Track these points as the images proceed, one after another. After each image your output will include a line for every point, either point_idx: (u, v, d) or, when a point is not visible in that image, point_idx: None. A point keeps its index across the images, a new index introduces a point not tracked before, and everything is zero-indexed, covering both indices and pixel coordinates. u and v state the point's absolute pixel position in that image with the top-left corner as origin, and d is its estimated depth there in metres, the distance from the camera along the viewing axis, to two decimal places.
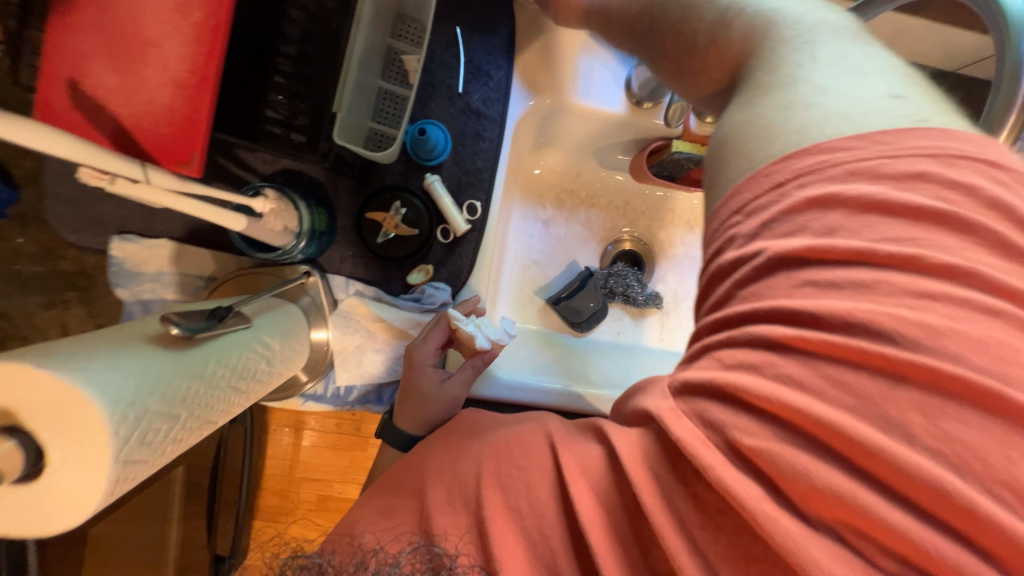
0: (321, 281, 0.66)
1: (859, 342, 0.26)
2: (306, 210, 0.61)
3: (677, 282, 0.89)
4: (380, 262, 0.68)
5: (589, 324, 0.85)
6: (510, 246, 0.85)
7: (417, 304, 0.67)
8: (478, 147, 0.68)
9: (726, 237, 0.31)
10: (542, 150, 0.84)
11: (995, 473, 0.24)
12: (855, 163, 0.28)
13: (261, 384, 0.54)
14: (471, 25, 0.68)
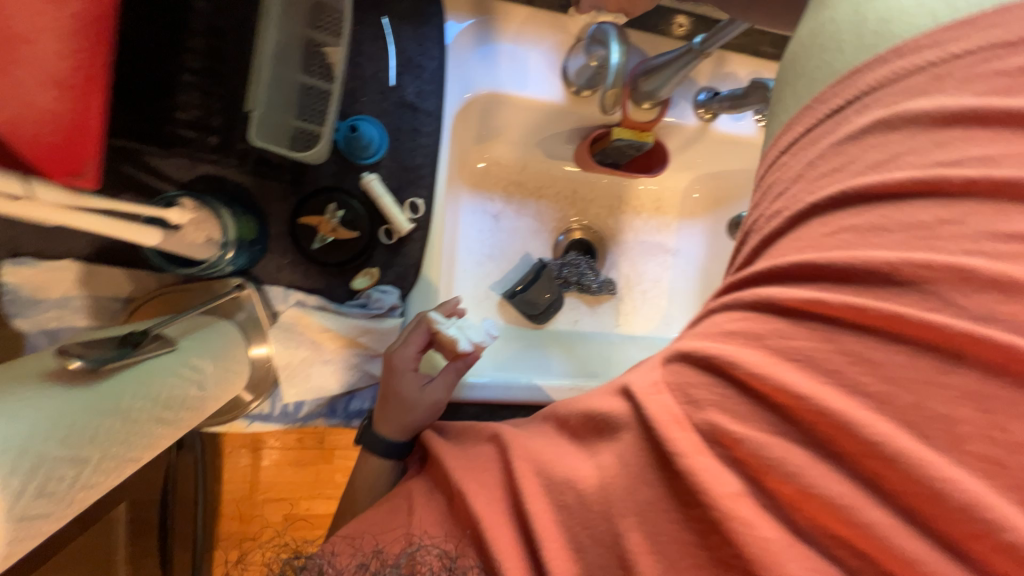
0: (256, 293, 0.63)
1: (847, 296, 0.29)
2: (231, 219, 0.56)
3: (629, 267, 0.91)
4: (320, 269, 0.64)
5: (546, 316, 0.85)
6: (461, 243, 0.83)
7: (364, 311, 0.64)
8: (416, 142, 0.65)
9: (775, 186, 0.35)
10: (485, 143, 0.82)
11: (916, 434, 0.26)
12: (936, 68, 0.30)
13: (193, 410, 0.50)
14: (399, 15, 0.65)
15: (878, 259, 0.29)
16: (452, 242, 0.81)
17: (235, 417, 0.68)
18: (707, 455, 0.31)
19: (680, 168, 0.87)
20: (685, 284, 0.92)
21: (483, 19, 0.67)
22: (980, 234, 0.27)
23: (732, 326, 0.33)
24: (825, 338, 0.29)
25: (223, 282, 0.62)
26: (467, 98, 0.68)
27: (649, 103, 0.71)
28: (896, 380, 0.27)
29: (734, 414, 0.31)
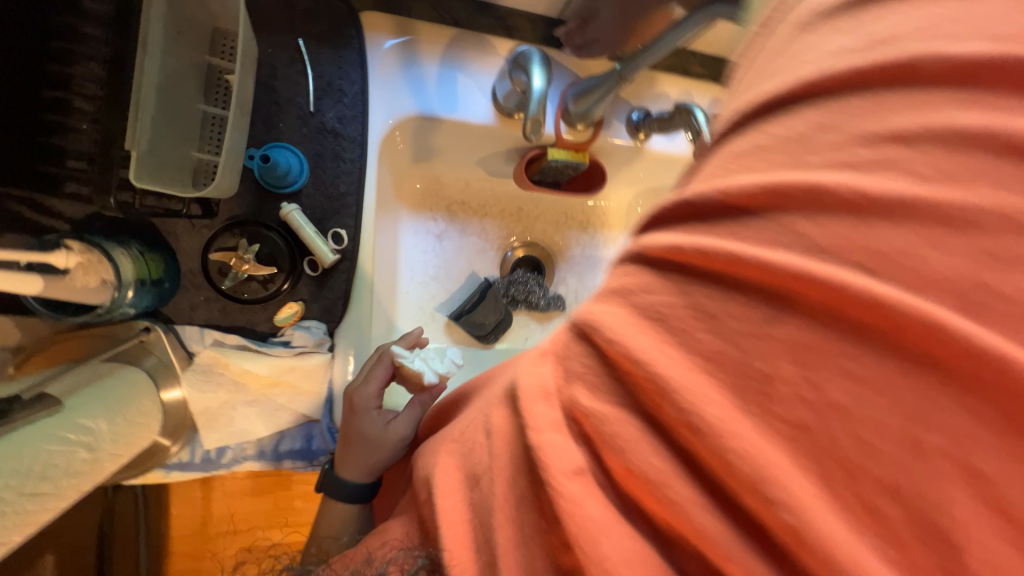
0: (168, 336, 0.62)
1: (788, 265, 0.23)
2: (129, 259, 0.55)
3: (577, 282, 0.91)
4: (240, 305, 0.63)
5: (495, 335, 0.84)
6: (403, 264, 0.81)
7: (287, 347, 0.65)
8: (339, 169, 0.66)
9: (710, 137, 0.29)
10: (422, 164, 0.80)
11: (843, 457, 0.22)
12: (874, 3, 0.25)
13: (85, 472, 0.53)
14: (316, 37, 0.66)
15: (733, 232, 0.25)
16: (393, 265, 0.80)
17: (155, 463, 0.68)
18: (576, 471, 0.27)
19: (623, 182, 0.87)
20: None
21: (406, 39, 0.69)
22: (822, 180, 0.23)
23: (608, 285, 0.28)
24: (683, 293, 0.25)
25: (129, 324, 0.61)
26: (390, 125, 0.69)
27: (584, 125, 0.72)
28: (731, 340, 0.24)
29: (597, 395, 0.27)
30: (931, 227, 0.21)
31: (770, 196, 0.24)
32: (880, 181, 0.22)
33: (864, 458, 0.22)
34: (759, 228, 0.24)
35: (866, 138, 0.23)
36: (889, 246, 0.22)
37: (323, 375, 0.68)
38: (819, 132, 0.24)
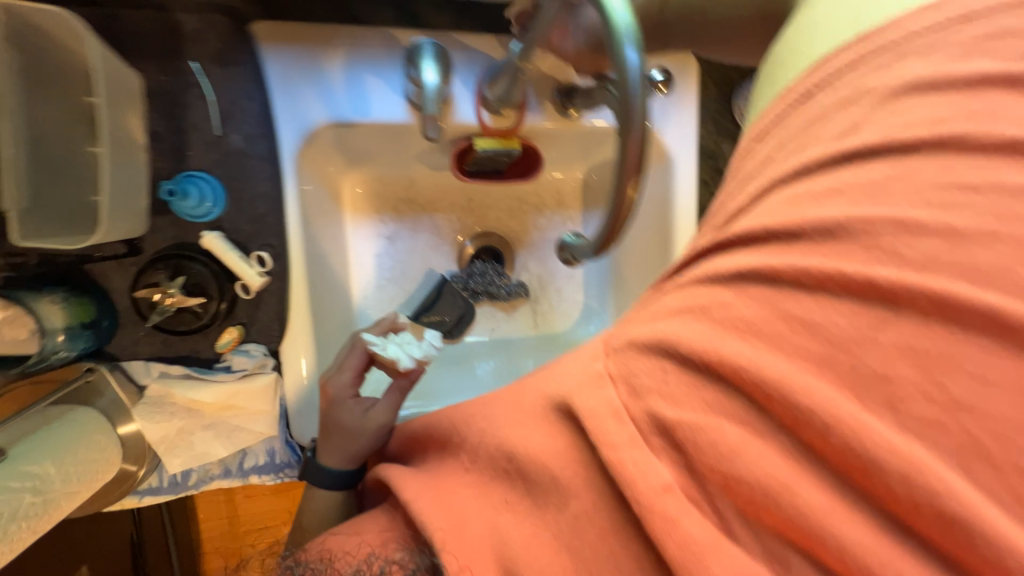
0: (112, 373, 0.60)
1: (852, 271, 0.26)
2: (49, 306, 0.53)
3: (539, 267, 0.86)
4: (178, 337, 0.61)
5: (459, 329, 0.80)
6: (356, 270, 0.78)
7: (229, 372, 0.62)
8: (255, 190, 0.61)
9: (776, 172, 0.32)
10: (358, 167, 0.76)
11: (966, 448, 0.23)
12: (902, 46, 0.29)
13: (33, 517, 0.52)
14: (210, 57, 0.59)
15: (812, 248, 0.27)
16: (342, 276, 0.77)
17: (123, 494, 0.64)
18: (666, 487, 0.26)
19: (573, 158, 0.82)
20: (598, 276, 0.87)
21: (303, 34, 0.59)
22: (912, 218, 0.26)
23: (677, 303, 0.30)
24: (769, 305, 0.27)
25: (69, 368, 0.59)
26: (307, 136, 0.60)
27: (508, 110, 0.64)
28: (842, 345, 0.25)
29: (684, 406, 0.27)
30: (1014, 249, 0.24)
31: (855, 222, 0.27)
32: (966, 219, 0.25)
33: (993, 445, 0.23)
34: (847, 248, 0.27)
35: (945, 186, 0.26)
36: (925, 257, 0.25)
37: (272, 394, 0.63)
38: (887, 181, 0.27)
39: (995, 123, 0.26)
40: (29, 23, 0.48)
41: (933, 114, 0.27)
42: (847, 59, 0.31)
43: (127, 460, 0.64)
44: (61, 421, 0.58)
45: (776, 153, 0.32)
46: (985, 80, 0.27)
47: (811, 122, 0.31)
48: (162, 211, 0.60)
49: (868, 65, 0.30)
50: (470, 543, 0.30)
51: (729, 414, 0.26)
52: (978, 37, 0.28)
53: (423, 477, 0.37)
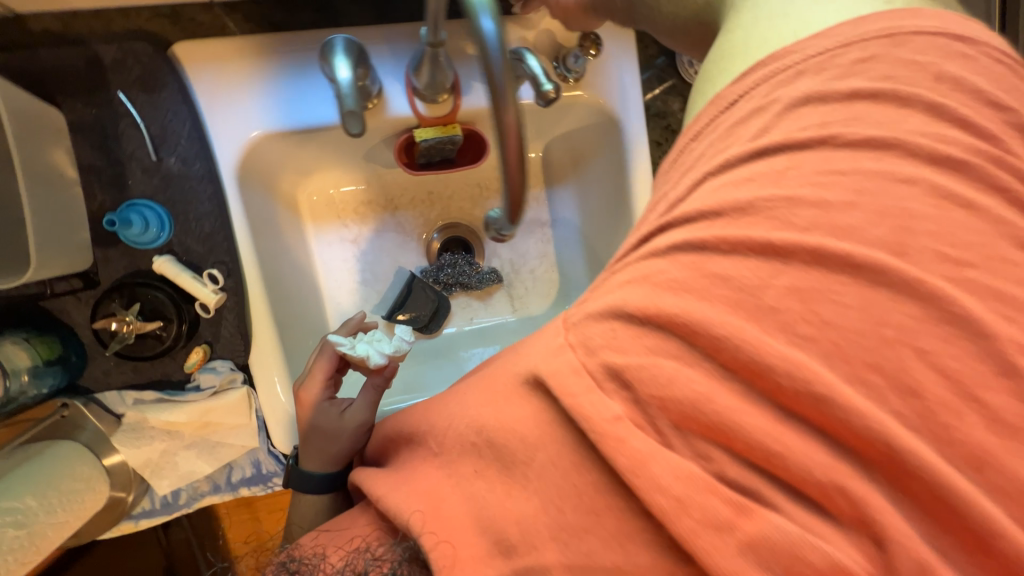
0: (85, 407, 0.58)
1: (759, 236, 0.33)
2: (13, 346, 0.53)
3: (511, 253, 0.90)
4: (143, 364, 0.59)
5: (435, 324, 0.86)
6: (324, 274, 0.83)
7: (200, 391, 0.60)
8: (196, 210, 0.59)
9: (705, 164, 0.38)
10: (316, 172, 0.79)
11: (840, 351, 0.30)
12: (801, 64, 0.37)
13: (17, 550, 0.54)
14: (132, 82, 0.56)
15: (734, 224, 0.34)
16: (314, 278, 0.81)
17: (116, 519, 0.64)
18: (615, 418, 0.33)
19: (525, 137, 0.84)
20: (571, 251, 0.91)
21: (219, 47, 0.58)
22: (800, 196, 0.34)
23: (627, 277, 0.37)
24: (697, 268, 0.34)
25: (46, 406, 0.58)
26: (238, 148, 0.58)
27: (444, 95, 0.62)
28: (748, 290, 0.33)
29: (628, 351, 0.34)
30: (864, 212, 0.32)
31: (765, 201, 0.34)
32: (838, 194, 0.33)
33: (858, 348, 0.30)
34: (756, 220, 0.34)
35: (826, 171, 0.34)
36: (808, 223, 0.33)
37: (248, 406, 0.62)
38: (787, 171, 0.34)
39: (858, 123, 0.34)
40: None
41: (820, 119, 0.35)
42: (764, 75, 0.38)
43: (116, 488, 0.63)
44: (41, 455, 0.59)
45: (710, 147, 0.39)
46: (856, 94, 0.35)
47: (732, 126, 0.38)
48: (110, 243, 0.57)
49: (776, 80, 0.37)
50: (451, 519, 0.36)
51: (673, 353, 0.33)
52: (854, 60, 0.36)
53: (394, 473, 0.42)
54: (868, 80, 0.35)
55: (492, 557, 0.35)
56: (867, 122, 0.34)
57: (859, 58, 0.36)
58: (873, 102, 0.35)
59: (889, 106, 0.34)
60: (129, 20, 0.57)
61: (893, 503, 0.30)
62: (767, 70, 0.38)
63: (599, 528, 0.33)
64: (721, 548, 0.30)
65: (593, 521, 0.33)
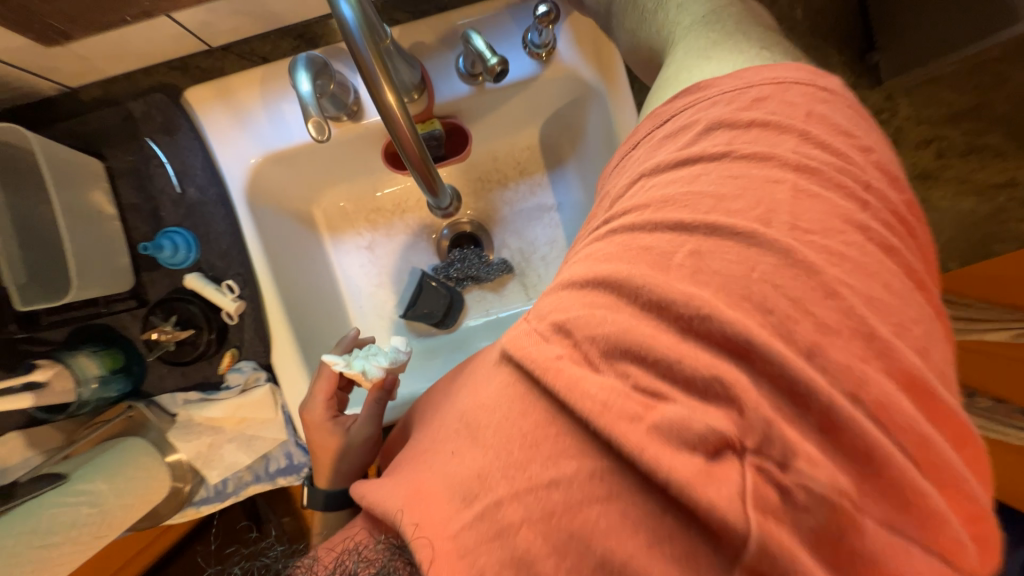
0: (149, 408, 0.68)
1: (671, 219, 0.38)
2: (85, 358, 0.63)
3: (519, 241, 0.94)
4: (187, 368, 0.68)
5: (450, 318, 0.91)
6: (345, 283, 0.89)
7: (232, 389, 0.68)
8: (215, 231, 0.68)
9: (636, 169, 0.44)
10: (333, 186, 0.86)
11: (732, 281, 0.35)
12: (711, 96, 0.42)
13: (90, 523, 0.63)
14: (156, 128, 0.66)
15: (655, 212, 0.39)
16: (336, 290, 0.88)
17: (179, 505, 0.72)
18: (559, 357, 0.36)
19: (521, 122, 0.88)
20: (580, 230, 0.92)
21: (222, 84, 0.66)
22: (701, 190, 0.38)
23: (575, 260, 0.42)
24: (625, 243, 0.39)
25: (114, 408, 0.68)
26: (242, 173, 0.68)
27: (417, 93, 0.68)
28: (659, 253, 0.37)
29: (570, 306, 0.38)
30: (755, 193, 0.37)
31: (675, 196, 0.39)
32: (734, 189, 0.38)
33: (743, 268, 0.35)
34: (666, 211, 0.38)
35: (725, 175, 0.38)
36: (709, 208, 0.37)
37: (274, 401, 0.69)
38: (695, 175, 0.39)
39: (755, 144, 0.39)
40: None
41: (723, 142, 0.40)
42: (689, 101, 0.43)
43: (175, 480, 0.71)
44: (111, 449, 0.67)
45: (643, 154, 0.45)
46: (753, 123, 0.40)
47: (661, 139, 0.43)
48: (151, 267, 0.67)
49: (701, 99, 0.43)
50: (427, 496, 0.37)
51: (597, 303, 0.37)
52: (754, 98, 0.41)
53: (385, 479, 0.42)
54: (757, 107, 0.40)
55: (458, 509, 0.36)
56: (756, 139, 0.39)
57: (756, 99, 0.41)
58: (765, 119, 0.40)
59: (772, 133, 0.39)
60: (150, 78, 0.66)
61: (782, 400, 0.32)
62: (688, 99, 0.43)
63: (540, 452, 0.35)
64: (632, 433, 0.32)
65: (534, 452, 0.35)
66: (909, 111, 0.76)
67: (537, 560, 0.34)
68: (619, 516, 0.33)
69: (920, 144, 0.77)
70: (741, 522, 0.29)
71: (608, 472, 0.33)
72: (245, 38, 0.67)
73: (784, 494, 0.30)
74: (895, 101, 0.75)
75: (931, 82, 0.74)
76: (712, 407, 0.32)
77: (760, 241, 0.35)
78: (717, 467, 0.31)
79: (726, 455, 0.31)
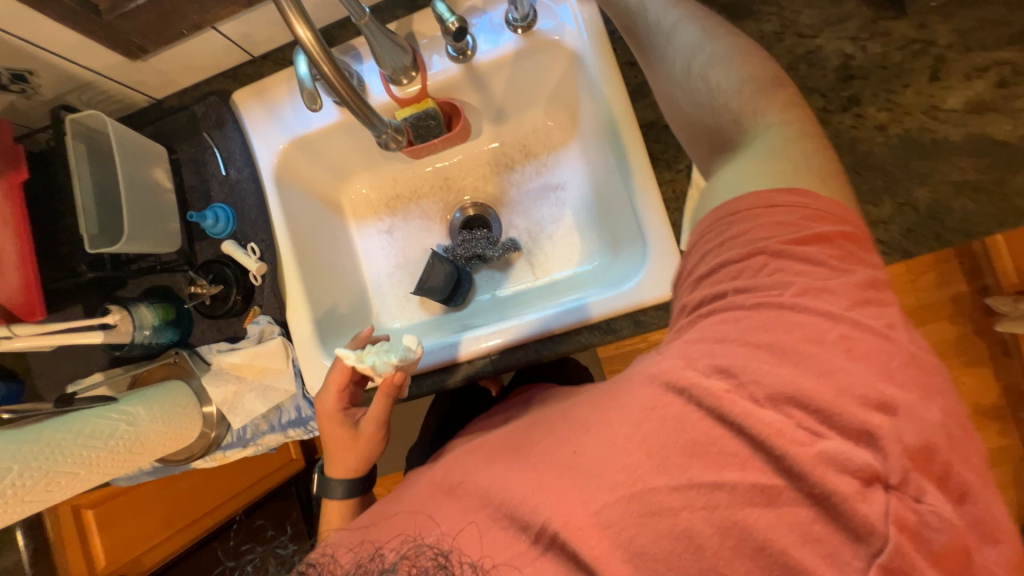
0: (191, 357, 0.79)
1: (794, 316, 0.44)
2: (144, 309, 0.75)
3: (526, 221, 0.95)
4: (223, 322, 0.80)
5: (459, 296, 0.93)
6: (368, 265, 0.96)
7: (252, 341, 0.77)
8: (249, 205, 0.80)
9: (747, 256, 0.47)
10: (358, 173, 0.94)
11: (846, 332, 0.44)
12: (818, 207, 0.48)
13: (125, 442, 0.67)
14: (211, 125, 0.81)
15: (777, 307, 0.45)
16: (357, 268, 0.95)
17: (209, 449, 0.80)
18: (731, 393, 0.43)
19: (524, 104, 0.91)
20: (587, 212, 0.91)
21: (262, 83, 0.80)
22: (806, 293, 0.45)
23: (698, 334, 0.47)
24: (748, 336, 0.44)
25: (163, 354, 0.79)
26: (275, 156, 0.80)
27: (409, 78, 0.76)
28: (774, 338, 0.44)
29: (702, 348, 0.46)
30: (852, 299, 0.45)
31: (791, 296, 0.45)
32: (840, 299, 0.45)
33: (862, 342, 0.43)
34: (787, 308, 0.45)
35: (837, 287, 0.45)
36: (825, 306, 0.44)
37: (285, 353, 0.78)
38: (810, 286, 0.45)
39: (848, 259, 0.47)
40: (85, 125, 0.68)
41: (820, 248, 0.47)
42: (803, 205, 0.48)
43: (204, 427, 0.79)
44: (162, 383, 0.78)
45: (756, 231, 0.48)
46: (846, 239, 0.48)
47: (777, 229, 0.47)
48: (201, 238, 0.80)
49: (808, 207, 0.48)
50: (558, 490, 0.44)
51: (732, 352, 0.44)
52: (846, 225, 0.48)
53: (497, 470, 0.48)
54: (845, 225, 0.48)
55: (600, 497, 0.43)
56: (848, 257, 0.47)
57: (846, 235, 0.48)
58: (846, 233, 0.48)
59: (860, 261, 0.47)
60: (210, 87, 0.83)
61: (773, 358, 0.43)
62: (790, 203, 0.48)
63: (705, 467, 0.42)
64: (815, 463, 0.41)
65: (693, 459, 0.42)
66: (953, 37, 0.64)
67: (700, 536, 0.41)
68: (776, 519, 0.41)
69: (974, 72, 0.64)
70: (770, 434, 0.42)
71: (770, 487, 0.41)
72: (278, 47, 0.80)
73: (931, 527, 0.40)
74: (931, 29, 0.65)
75: (975, 2, 0.64)
76: (890, 458, 0.40)
77: (886, 339, 0.43)
78: (870, 492, 0.40)
79: (875, 486, 0.40)
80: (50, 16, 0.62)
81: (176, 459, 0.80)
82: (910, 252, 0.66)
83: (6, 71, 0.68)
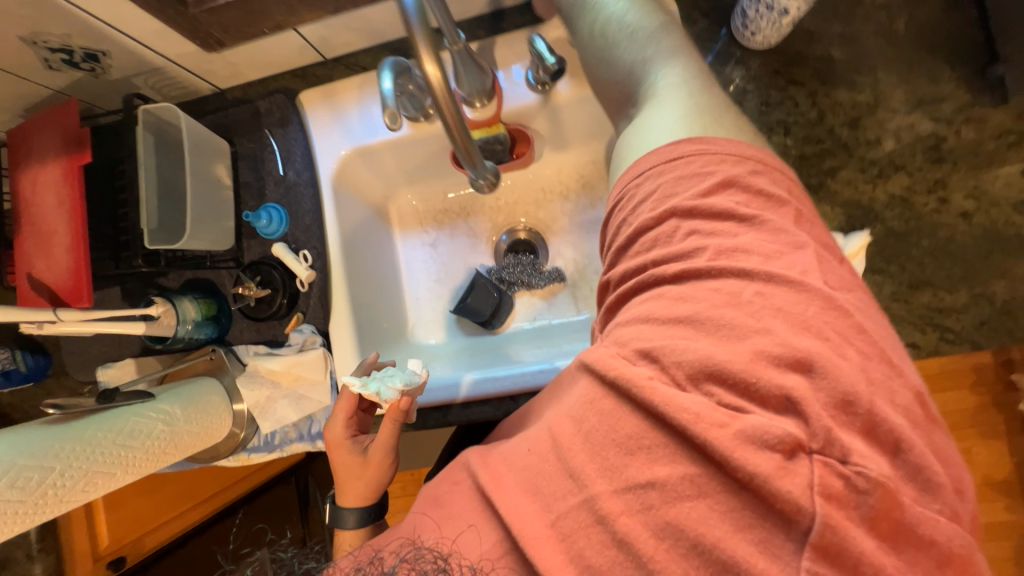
0: (227, 354, 0.78)
1: (714, 284, 0.42)
2: (188, 302, 0.74)
3: (574, 251, 0.94)
4: (262, 323, 0.79)
5: (497, 319, 0.91)
6: (407, 277, 0.94)
7: (292, 347, 0.77)
8: (303, 210, 0.79)
9: (654, 217, 0.47)
10: (410, 182, 0.92)
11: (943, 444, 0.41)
12: (720, 150, 0.48)
13: (161, 442, 0.66)
14: (274, 124, 0.80)
15: (694, 274, 0.43)
16: (398, 280, 0.93)
17: (235, 449, 0.79)
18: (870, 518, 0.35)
19: (585, 137, 0.89)
20: None
21: (332, 85, 0.79)
22: (726, 254, 0.43)
23: (628, 315, 0.45)
24: (670, 308, 0.42)
25: (201, 349, 0.78)
26: (337, 162, 0.79)
27: (485, 100, 0.74)
28: (695, 309, 0.42)
29: (631, 333, 0.43)
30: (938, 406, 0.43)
31: (708, 260, 0.43)
32: (792, 287, 0.41)
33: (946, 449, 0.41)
34: (706, 276, 0.43)
35: (758, 245, 0.43)
36: (742, 266, 0.42)
37: (323, 365, 0.77)
38: (727, 244, 0.43)
39: (755, 202, 0.45)
40: (154, 115, 0.68)
41: (725, 194, 0.46)
42: (703, 148, 0.48)
43: (235, 425, 0.78)
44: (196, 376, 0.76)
45: (660, 188, 0.48)
46: (748, 175, 0.47)
47: (680, 180, 0.47)
48: (251, 235, 0.79)
49: (711, 153, 0.48)
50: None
51: (663, 330, 0.41)
52: (749, 164, 0.47)
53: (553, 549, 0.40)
54: (759, 174, 0.48)
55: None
56: (757, 199, 0.46)
57: (749, 173, 0.47)
58: (754, 176, 0.47)
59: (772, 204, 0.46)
60: (277, 83, 0.81)
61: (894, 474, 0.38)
62: (695, 152, 0.48)
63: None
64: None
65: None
66: None
67: None
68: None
69: None
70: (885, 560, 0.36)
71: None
72: (352, 51, 0.78)
73: None
74: None
75: None
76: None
77: (805, 288, 0.41)
78: (796, 465, 0.35)
79: (800, 455, 0.36)
80: (138, 6, 0.60)
81: (201, 456, 0.79)
82: (980, 345, 0.65)
83: (79, 49, 0.66)
